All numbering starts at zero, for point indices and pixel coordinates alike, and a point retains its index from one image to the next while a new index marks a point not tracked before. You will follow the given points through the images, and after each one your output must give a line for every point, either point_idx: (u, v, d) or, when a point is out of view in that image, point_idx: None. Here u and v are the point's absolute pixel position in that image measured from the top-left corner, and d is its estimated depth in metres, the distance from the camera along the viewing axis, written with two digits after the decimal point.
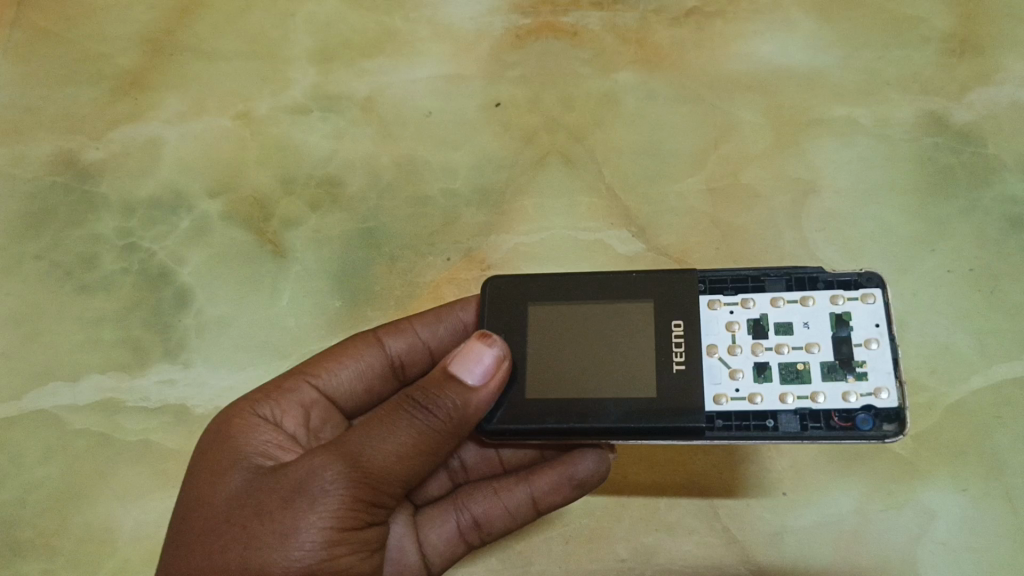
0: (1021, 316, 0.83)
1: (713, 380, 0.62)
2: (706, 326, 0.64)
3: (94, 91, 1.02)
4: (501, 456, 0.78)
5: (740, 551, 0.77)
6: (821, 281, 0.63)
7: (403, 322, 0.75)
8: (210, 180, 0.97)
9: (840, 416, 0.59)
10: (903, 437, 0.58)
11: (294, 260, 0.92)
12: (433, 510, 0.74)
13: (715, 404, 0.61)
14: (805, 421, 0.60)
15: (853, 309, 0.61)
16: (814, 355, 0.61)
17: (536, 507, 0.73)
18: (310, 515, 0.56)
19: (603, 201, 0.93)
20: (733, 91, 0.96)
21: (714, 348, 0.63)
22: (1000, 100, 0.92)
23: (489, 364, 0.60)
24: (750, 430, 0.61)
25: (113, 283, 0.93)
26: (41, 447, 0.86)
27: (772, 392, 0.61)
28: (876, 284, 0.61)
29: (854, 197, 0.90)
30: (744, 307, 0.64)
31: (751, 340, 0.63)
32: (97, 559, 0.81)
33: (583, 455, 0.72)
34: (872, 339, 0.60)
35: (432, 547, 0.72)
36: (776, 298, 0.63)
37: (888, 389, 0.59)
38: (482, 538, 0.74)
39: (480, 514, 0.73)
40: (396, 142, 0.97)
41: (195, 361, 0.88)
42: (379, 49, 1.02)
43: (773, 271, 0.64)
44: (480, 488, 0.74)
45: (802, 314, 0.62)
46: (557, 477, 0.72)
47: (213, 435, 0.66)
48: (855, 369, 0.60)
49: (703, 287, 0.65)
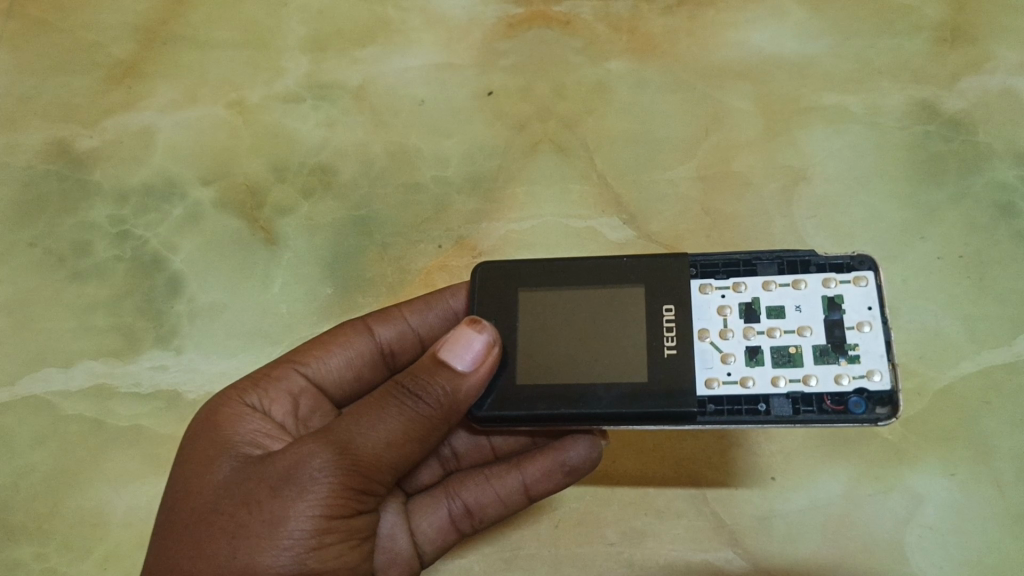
0: (1010, 302, 0.83)
1: (705, 364, 0.62)
2: (698, 310, 0.64)
3: (88, 80, 1.02)
4: (492, 443, 0.78)
5: (728, 534, 0.77)
6: (813, 264, 0.63)
7: (392, 310, 0.75)
8: (203, 169, 0.97)
9: (832, 399, 0.59)
10: (896, 420, 0.58)
11: (286, 247, 0.93)
12: (425, 498, 0.74)
13: (707, 388, 0.61)
14: (798, 405, 0.60)
15: (846, 292, 0.61)
16: (805, 339, 0.61)
17: (528, 494, 0.73)
18: (299, 504, 0.56)
19: (595, 188, 0.93)
20: (724, 79, 0.96)
21: (705, 332, 0.63)
22: (991, 88, 0.93)
23: (478, 349, 0.59)
24: (742, 414, 0.61)
25: (107, 270, 0.93)
26: (34, 433, 0.86)
27: (764, 375, 0.61)
28: (868, 267, 0.61)
29: (845, 184, 0.90)
30: (736, 291, 0.64)
31: (743, 324, 0.63)
32: (90, 542, 0.82)
33: (575, 441, 0.72)
34: (865, 322, 0.60)
35: (424, 535, 0.73)
36: (769, 281, 0.63)
37: (880, 372, 0.59)
38: (475, 526, 0.74)
39: (471, 502, 0.73)
40: (388, 130, 0.98)
41: (187, 347, 0.89)
42: (371, 38, 1.02)
43: (764, 255, 0.64)
44: (472, 476, 0.75)
45: (794, 297, 0.62)
46: (549, 464, 0.72)
47: (200, 426, 0.65)
48: (847, 353, 0.60)
49: (695, 271, 0.65)
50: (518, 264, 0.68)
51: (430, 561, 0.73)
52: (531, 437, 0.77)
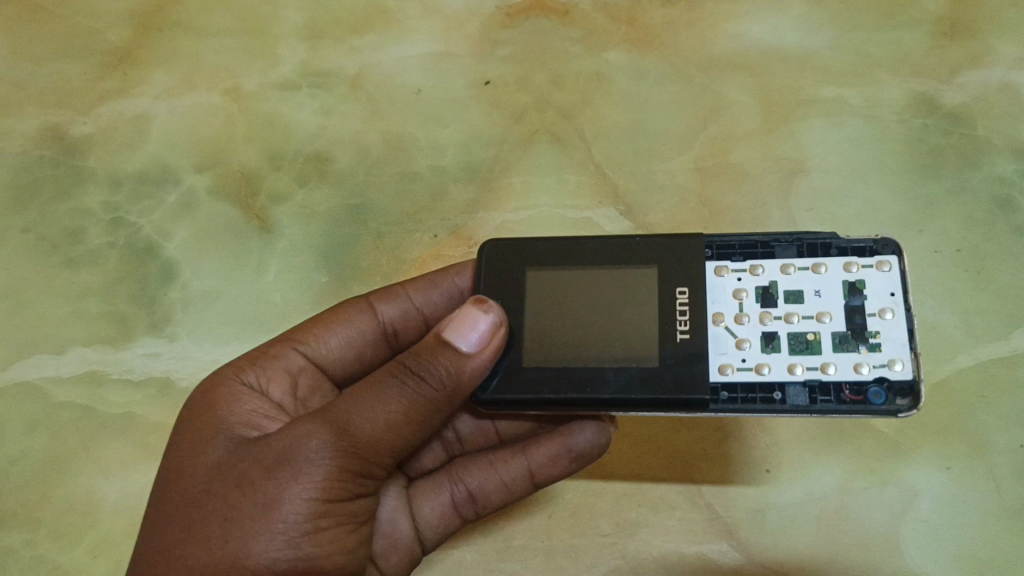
0: (1007, 296, 0.83)
1: (718, 350, 0.61)
2: (712, 293, 0.63)
3: (82, 65, 1.02)
4: (497, 428, 0.78)
5: (722, 527, 0.77)
6: (834, 247, 0.62)
7: (396, 289, 0.75)
8: (198, 156, 0.96)
9: (851, 389, 0.58)
10: (916, 412, 0.57)
11: (281, 236, 0.92)
12: (427, 483, 0.73)
13: (720, 374, 0.61)
14: (814, 394, 0.59)
15: (868, 277, 0.61)
16: (825, 326, 0.60)
17: (533, 480, 0.73)
18: (294, 486, 0.55)
19: (592, 179, 0.92)
20: (722, 70, 0.96)
21: (719, 316, 0.62)
22: (990, 82, 0.92)
23: (484, 330, 0.59)
24: (756, 402, 0.60)
25: (100, 256, 0.93)
26: (25, 420, 0.86)
27: (781, 362, 0.60)
28: (891, 251, 0.61)
29: (843, 177, 0.90)
30: (752, 274, 0.63)
31: (759, 309, 0.62)
32: (80, 530, 0.81)
33: (582, 426, 0.72)
34: (887, 309, 0.59)
35: (425, 521, 0.72)
36: (787, 264, 0.63)
37: (902, 361, 0.58)
38: (477, 513, 0.73)
39: (475, 487, 0.73)
40: (384, 119, 0.97)
41: (179, 335, 0.88)
42: (368, 26, 1.01)
43: (783, 237, 0.63)
44: (476, 460, 0.74)
45: (813, 282, 0.62)
46: (555, 449, 0.72)
47: (193, 407, 0.65)
48: (868, 340, 0.59)
49: (710, 252, 0.65)
50: (529, 243, 0.67)
51: (431, 547, 0.73)
52: (538, 422, 0.77)
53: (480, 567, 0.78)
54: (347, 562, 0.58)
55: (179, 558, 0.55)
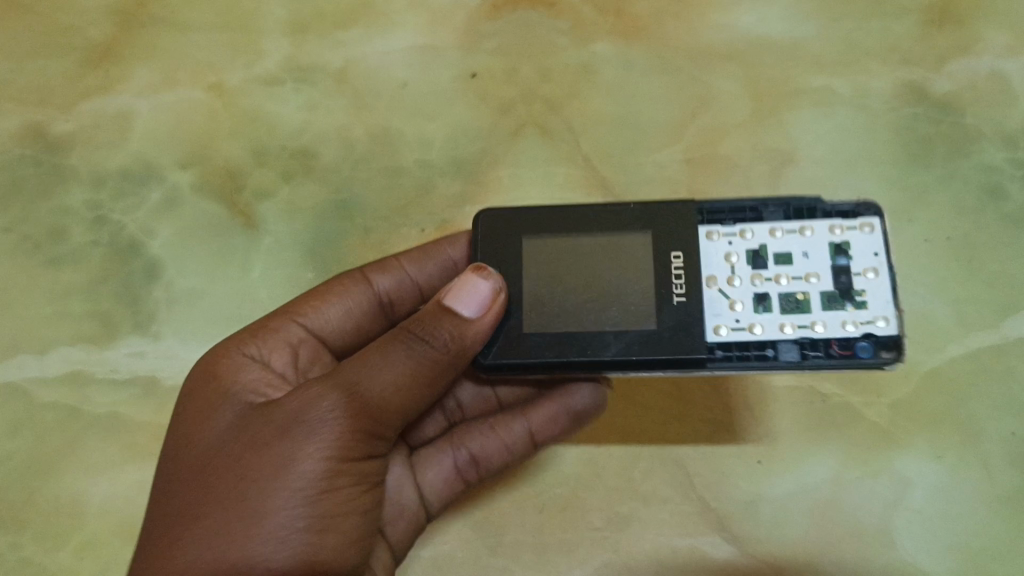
0: (998, 284, 0.83)
1: (712, 312, 0.61)
2: (704, 257, 0.62)
3: (62, 63, 1.00)
4: (497, 394, 0.80)
5: (715, 519, 0.76)
6: (819, 210, 0.61)
7: (390, 261, 0.75)
8: (182, 152, 0.95)
9: (840, 345, 0.58)
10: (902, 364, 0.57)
11: (266, 232, 0.91)
12: (431, 450, 0.76)
13: (714, 334, 0.60)
14: (805, 350, 0.59)
15: (853, 237, 0.60)
16: (814, 282, 0.60)
17: (534, 440, 0.76)
18: (307, 447, 0.57)
19: (580, 171, 0.92)
20: (711, 60, 0.95)
21: (712, 279, 0.62)
22: (981, 71, 0.92)
23: (485, 293, 0.59)
24: (750, 361, 0.60)
25: (84, 256, 0.92)
26: (10, 420, 0.84)
27: (772, 322, 0.60)
28: (875, 213, 0.60)
29: (832, 166, 0.90)
30: (743, 237, 0.62)
31: (751, 271, 0.61)
32: (68, 531, 0.80)
33: (579, 386, 0.75)
34: (871, 268, 0.59)
35: (431, 488, 0.74)
36: (775, 227, 0.62)
37: (887, 317, 0.58)
38: (480, 477, 0.76)
39: (477, 451, 0.75)
40: (370, 113, 0.96)
41: (165, 334, 0.87)
42: (353, 19, 1.00)
43: (772, 201, 0.62)
44: (477, 426, 0.77)
45: (800, 242, 0.61)
46: (556, 408, 0.76)
47: (194, 372, 0.66)
48: (855, 299, 0.59)
49: (700, 217, 0.63)
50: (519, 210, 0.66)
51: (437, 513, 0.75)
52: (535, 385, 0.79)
53: (471, 563, 0.76)
54: (361, 522, 0.60)
55: (194, 521, 0.56)
